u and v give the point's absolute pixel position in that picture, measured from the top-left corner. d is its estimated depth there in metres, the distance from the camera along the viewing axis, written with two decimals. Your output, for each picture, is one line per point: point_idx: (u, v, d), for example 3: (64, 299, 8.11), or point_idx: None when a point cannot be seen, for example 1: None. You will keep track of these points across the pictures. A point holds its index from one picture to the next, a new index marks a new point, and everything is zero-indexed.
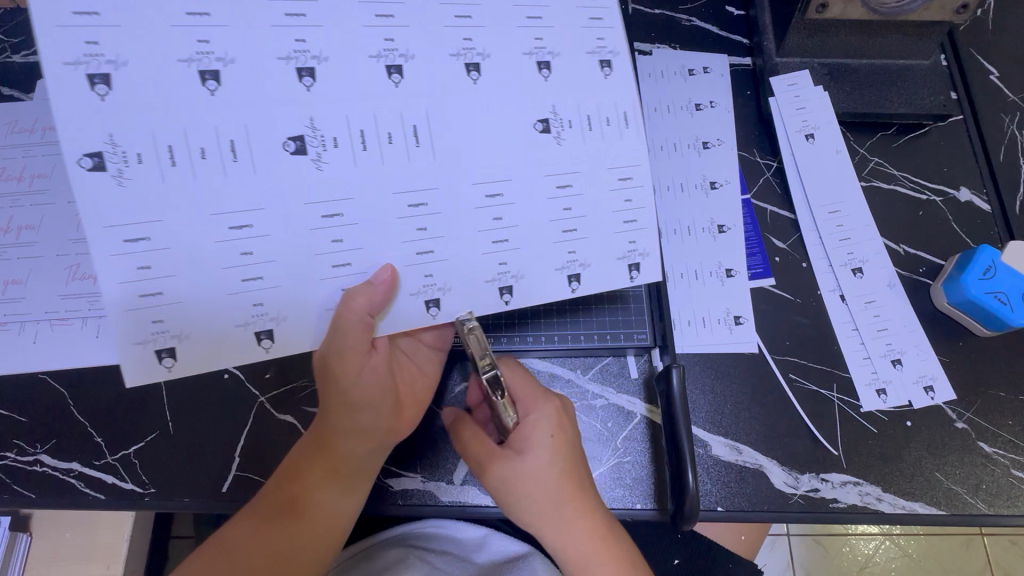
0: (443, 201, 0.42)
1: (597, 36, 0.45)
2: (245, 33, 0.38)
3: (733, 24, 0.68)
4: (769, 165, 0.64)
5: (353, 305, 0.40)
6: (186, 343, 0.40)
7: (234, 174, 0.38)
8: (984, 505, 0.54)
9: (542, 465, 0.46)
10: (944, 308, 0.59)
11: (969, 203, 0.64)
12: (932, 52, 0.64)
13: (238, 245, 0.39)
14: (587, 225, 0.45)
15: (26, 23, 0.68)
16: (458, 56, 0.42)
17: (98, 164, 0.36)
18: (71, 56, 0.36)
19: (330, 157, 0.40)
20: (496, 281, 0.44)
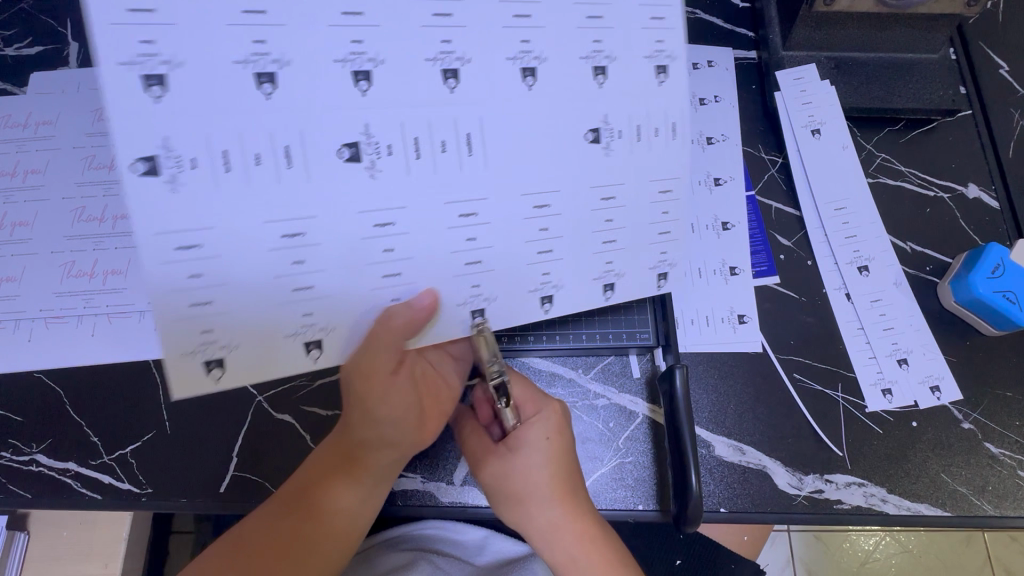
0: (492, 211, 0.41)
1: (653, 39, 0.43)
2: (283, 28, 0.35)
3: (739, 17, 0.67)
4: (774, 161, 0.63)
5: (394, 326, 0.40)
6: (239, 353, 0.37)
7: (287, 180, 0.36)
8: (990, 506, 0.54)
9: (536, 466, 0.46)
10: (950, 307, 0.58)
11: (977, 200, 0.63)
12: (940, 45, 0.63)
13: (291, 254, 0.37)
14: (623, 235, 0.45)
15: (19, 15, 0.67)
16: (514, 60, 0.39)
17: (151, 169, 0.34)
18: (126, 56, 0.33)
19: (384, 165, 0.38)
20: (537, 291, 0.44)
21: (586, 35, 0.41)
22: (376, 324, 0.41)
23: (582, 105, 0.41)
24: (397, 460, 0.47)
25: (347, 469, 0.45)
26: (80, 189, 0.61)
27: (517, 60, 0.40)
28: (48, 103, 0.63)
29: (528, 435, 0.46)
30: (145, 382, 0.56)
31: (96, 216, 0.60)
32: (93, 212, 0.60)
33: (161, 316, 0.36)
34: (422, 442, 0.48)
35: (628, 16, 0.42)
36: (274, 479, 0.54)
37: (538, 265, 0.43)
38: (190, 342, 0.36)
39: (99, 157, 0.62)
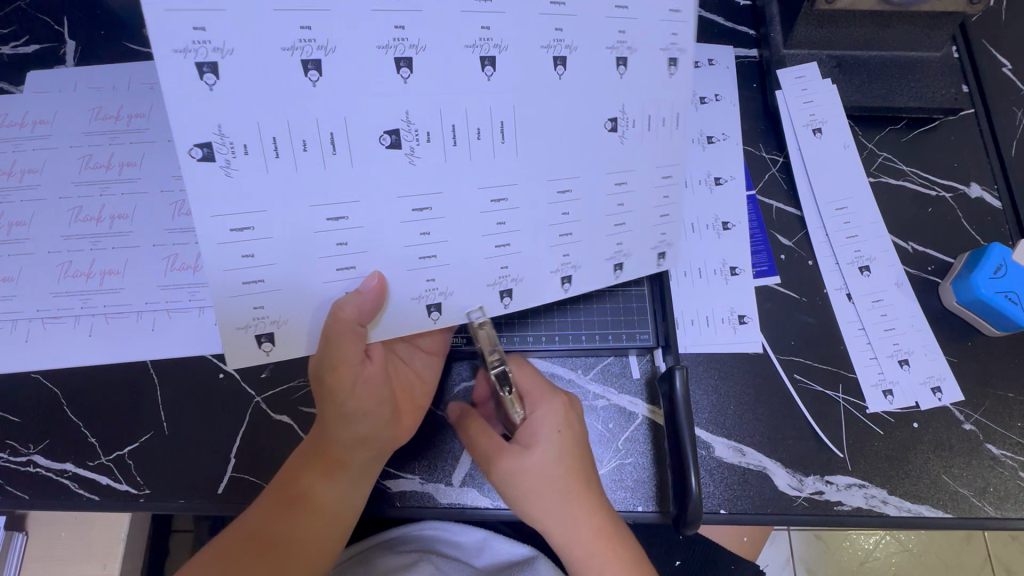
0: (523, 196, 0.44)
1: (618, 30, 0.44)
2: (227, 14, 0.36)
3: (739, 14, 0.67)
4: (775, 160, 0.62)
5: (344, 315, 0.41)
6: (285, 327, 0.42)
7: (336, 165, 0.40)
8: (991, 508, 0.53)
9: (549, 459, 0.45)
10: (952, 307, 0.58)
11: (979, 199, 0.63)
12: (942, 44, 0.62)
13: (335, 236, 0.41)
14: (581, 229, 0.46)
15: (16, 13, 0.67)
16: (548, 49, 0.42)
17: (207, 155, 0.37)
18: (180, 43, 0.35)
19: (424, 151, 0.41)
20: (559, 272, 0.47)
21: (613, 28, 0.44)
22: (416, 302, 0.44)
23: (603, 96, 0.44)
24: (375, 454, 0.47)
25: (323, 463, 0.46)
26: (77, 189, 0.60)
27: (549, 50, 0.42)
28: (45, 101, 0.63)
29: (542, 427, 0.46)
30: (142, 383, 0.56)
31: (93, 215, 0.60)
32: (90, 211, 0.60)
33: (220, 293, 0.40)
34: (398, 437, 0.49)
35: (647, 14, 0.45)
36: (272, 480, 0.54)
37: (557, 247, 0.46)
38: (243, 317, 0.41)
39: (96, 157, 0.61)
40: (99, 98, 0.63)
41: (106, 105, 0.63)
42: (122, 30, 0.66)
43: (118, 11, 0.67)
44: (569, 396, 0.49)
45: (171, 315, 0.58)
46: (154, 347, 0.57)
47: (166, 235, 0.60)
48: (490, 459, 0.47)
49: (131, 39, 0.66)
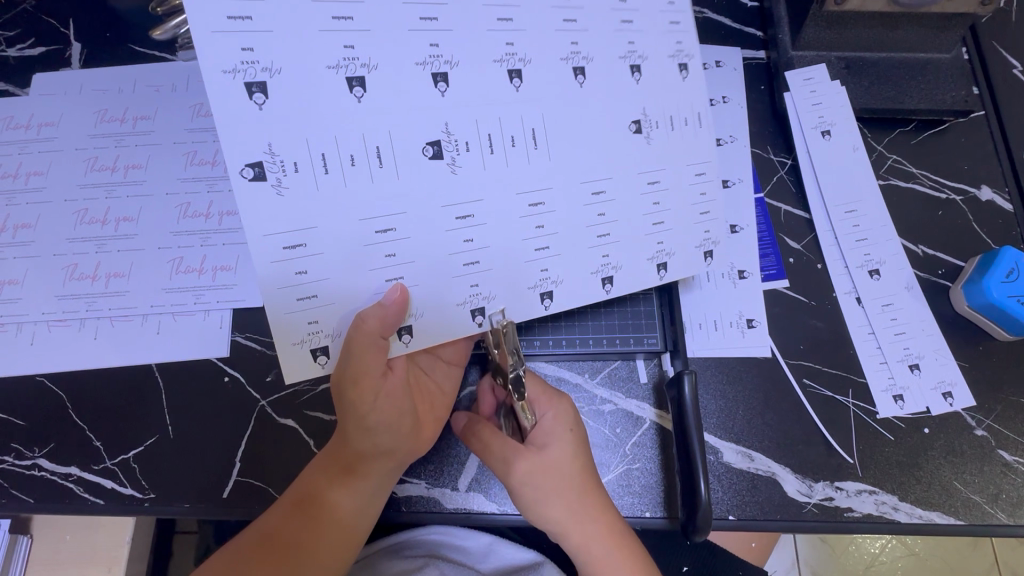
0: (557, 199, 0.46)
1: (628, 41, 0.48)
2: (273, 34, 0.39)
3: (746, 16, 0.66)
4: (783, 163, 0.62)
5: (367, 327, 0.42)
6: (339, 341, 0.44)
7: (382, 178, 0.42)
8: (1003, 515, 0.53)
9: (563, 460, 0.46)
10: (963, 312, 0.57)
11: (990, 202, 0.62)
12: (953, 45, 0.62)
13: (383, 248, 0.43)
14: (618, 231, 0.49)
15: (22, 16, 0.67)
16: (567, 60, 0.46)
17: (258, 175, 0.39)
18: (228, 65, 0.38)
19: (464, 160, 0.43)
20: (599, 272, 0.49)
21: (622, 39, 0.48)
22: (459, 307, 0.45)
23: (621, 103, 0.48)
24: (394, 465, 0.47)
25: (341, 466, 0.45)
26: (82, 191, 0.60)
27: (568, 61, 0.46)
28: (50, 103, 0.63)
29: (555, 426, 0.47)
30: (147, 387, 0.56)
31: (99, 218, 0.60)
32: (96, 214, 0.60)
33: (275, 311, 0.42)
34: (415, 451, 0.48)
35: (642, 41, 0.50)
36: (277, 484, 0.53)
37: (597, 249, 0.48)
38: (300, 332, 0.43)
39: (102, 159, 0.61)
40: (104, 100, 0.63)
41: (111, 107, 0.63)
42: (128, 32, 0.66)
43: (124, 13, 0.67)
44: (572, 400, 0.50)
45: (176, 318, 0.57)
46: (159, 350, 0.56)
47: (172, 237, 0.59)
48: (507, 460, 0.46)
49: (136, 42, 0.66)
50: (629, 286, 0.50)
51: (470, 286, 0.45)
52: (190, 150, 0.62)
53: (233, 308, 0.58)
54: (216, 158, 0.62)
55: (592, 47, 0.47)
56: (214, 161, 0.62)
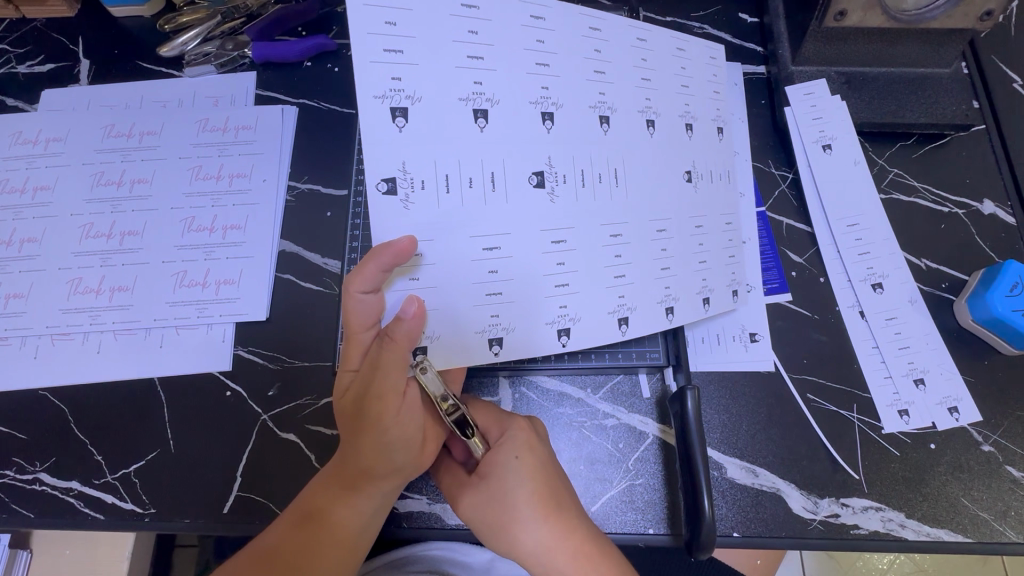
0: (634, 233, 0.48)
1: (686, 104, 0.53)
2: (418, 68, 0.41)
3: (745, 35, 0.68)
4: (784, 176, 0.62)
5: (397, 340, 0.42)
6: (437, 345, 0.43)
7: (492, 205, 0.43)
8: (1012, 533, 0.51)
9: (512, 486, 0.44)
10: (968, 326, 0.57)
11: (993, 216, 0.62)
12: (954, 59, 0.62)
13: (487, 264, 0.43)
14: (677, 263, 0.50)
15: (31, 32, 0.68)
16: (641, 112, 0.50)
17: (391, 189, 0.40)
18: (380, 90, 0.40)
19: (562, 192, 0.45)
20: (663, 301, 0.50)
21: (681, 100, 0.52)
22: (549, 327, 0.45)
23: (641, 138, 0.49)
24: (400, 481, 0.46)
25: (344, 482, 0.44)
26: (88, 206, 0.61)
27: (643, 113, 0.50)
28: (58, 120, 0.64)
29: (498, 455, 0.45)
30: (149, 402, 0.56)
31: (103, 232, 0.60)
32: (101, 228, 0.60)
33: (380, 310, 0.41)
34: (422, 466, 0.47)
35: (669, 80, 0.52)
36: (277, 499, 0.53)
37: (659, 277, 0.50)
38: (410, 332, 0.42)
39: (108, 173, 0.62)
40: (111, 115, 0.64)
41: (118, 122, 0.64)
42: (136, 49, 0.67)
43: (133, 31, 0.68)
44: (532, 422, 0.49)
45: (179, 331, 0.58)
46: (161, 364, 0.57)
47: (176, 252, 0.60)
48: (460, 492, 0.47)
49: (144, 58, 0.67)
50: (687, 317, 0.51)
51: (558, 308, 0.45)
52: (195, 165, 0.62)
53: (236, 322, 0.58)
54: (220, 173, 0.62)
55: (660, 103, 0.51)
56: (218, 175, 0.62)
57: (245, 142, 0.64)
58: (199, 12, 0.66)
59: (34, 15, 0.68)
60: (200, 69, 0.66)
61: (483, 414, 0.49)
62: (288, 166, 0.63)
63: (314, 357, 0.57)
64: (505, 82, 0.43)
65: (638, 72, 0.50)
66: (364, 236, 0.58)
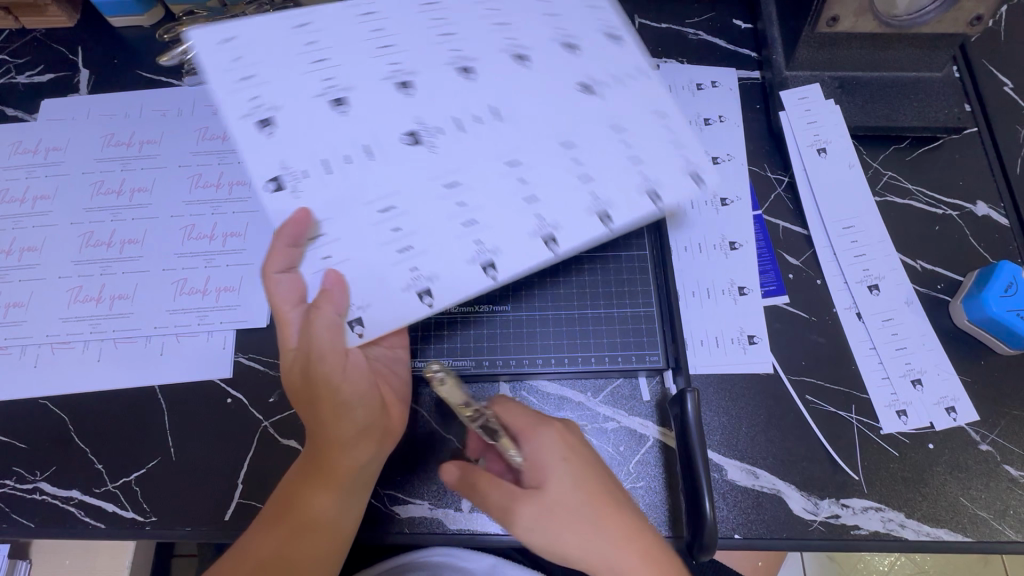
0: (533, 155, 0.43)
1: (557, 27, 0.49)
2: (284, 78, 0.43)
3: (739, 41, 0.69)
4: (781, 180, 0.63)
5: (320, 306, 0.40)
6: (372, 311, 0.40)
7: (371, 169, 0.42)
8: (1012, 532, 0.52)
9: (565, 488, 0.44)
10: (964, 326, 0.57)
11: (986, 217, 0.62)
12: (945, 63, 0.63)
13: (389, 222, 0.41)
14: (602, 169, 0.43)
15: (32, 43, 0.69)
16: (505, 50, 0.47)
17: (279, 186, 0.40)
18: (244, 111, 0.42)
19: (443, 142, 0.43)
20: (597, 207, 0.42)
21: (552, 25, 0.49)
22: (471, 262, 0.41)
23: (551, 74, 0.46)
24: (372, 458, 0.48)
25: (319, 474, 0.46)
26: (88, 214, 0.61)
27: (450, 63, 0.46)
28: (59, 130, 0.64)
29: (546, 458, 0.45)
30: (149, 410, 0.56)
31: (104, 240, 0.60)
32: (101, 237, 0.60)
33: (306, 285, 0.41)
34: (388, 436, 0.49)
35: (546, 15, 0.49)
36: None
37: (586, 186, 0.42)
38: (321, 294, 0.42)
39: (109, 182, 0.62)
40: (111, 125, 0.64)
41: (118, 131, 0.64)
42: (136, 59, 0.68)
43: (133, 41, 0.69)
44: (563, 423, 0.48)
45: (179, 338, 0.58)
46: (161, 372, 0.57)
47: (176, 259, 0.60)
48: (509, 504, 0.44)
49: (144, 67, 0.68)
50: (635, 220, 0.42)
51: (474, 242, 0.41)
52: (195, 173, 0.63)
53: (236, 329, 0.58)
54: (220, 181, 0.63)
55: (530, 39, 0.48)
56: (218, 183, 0.62)
57: None
58: (198, 22, 0.67)
59: (35, 26, 0.69)
60: (200, 78, 0.66)
61: (517, 417, 0.47)
62: None
63: None
64: (375, 61, 0.45)
65: (545, 14, 0.49)
66: None
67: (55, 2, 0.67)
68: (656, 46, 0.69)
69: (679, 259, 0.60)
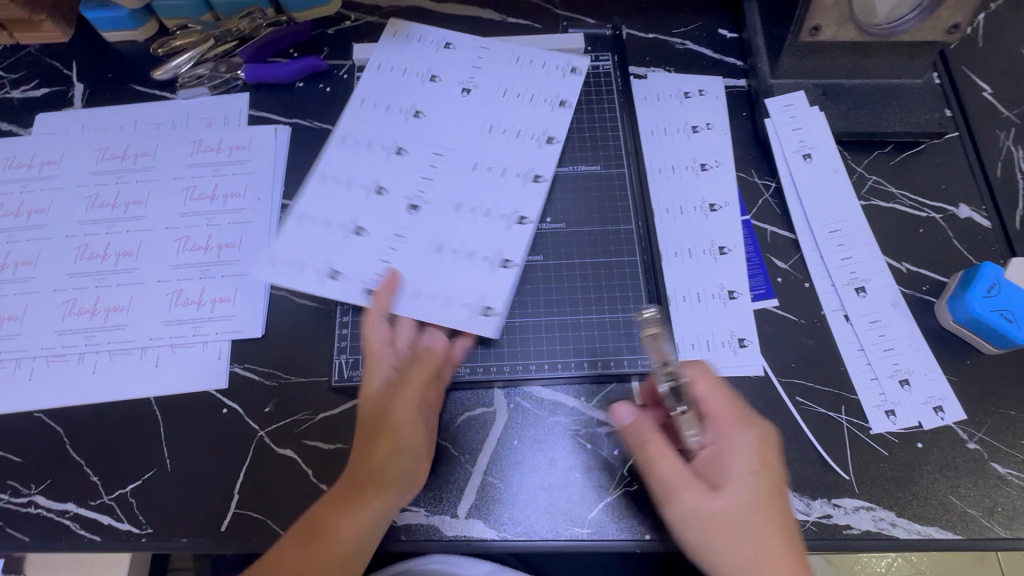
0: (487, 144, 0.63)
1: (439, 49, 0.68)
2: (335, 188, 0.61)
3: (725, 49, 0.70)
4: (768, 185, 0.64)
5: (423, 361, 0.51)
6: (462, 300, 0.56)
7: (399, 218, 0.59)
8: (1001, 529, 0.52)
9: (743, 497, 0.43)
10: (950, 327, 0.58)
11: (969, 220, 0.63)
12: (925, 70, 0.65)
13: (433, 242, 0.58)
14: (524, 123, 0.64)
15: (26, 58, 0.69)
16: (419, 78, 0.66)
17: (332, 276, 0.57)
18: (296, 239, 0.58)
19: (438, 160, 0.62)
20: (542, 138, 0.63)
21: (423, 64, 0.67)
22: (510, 219, 0.59)
23: (428, 102, 0.65)
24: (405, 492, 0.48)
25: (351, 496, 0.46)
26: (83, 228, 0.61)
27: (423, 81, 0.66)
28: (53, 144, 0.65)
29: (732, 463, 0.44)
30: (145, 421, 0.56)
31: (99, 253, 0.61)
32: (96, 249, 0.61)
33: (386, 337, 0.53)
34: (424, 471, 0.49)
35: (412, 52, 0.68)
36: (274, 516, 0.53)
37: (534, 138, 0.63)
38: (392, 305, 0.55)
39: (103, 195, 0.63)
40: (106, 139, 0.65)
41: (113, 145, 0.65)
42: (130, 73, 0.69)
43: (127, 56, 0.69)
44: (763, 430, 0.47)
45: (175, 349, 0.58)
46: (156, 383, 0.57)
47: (171, 271, 0.60)
48: (670, 487, 0.45)
49: (138, 81, 0.68)
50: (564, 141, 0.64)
51: (502, 215, 0.59)
52: (190, 185, 0.63)
53: (231, 339, 0.58)
54: (215, 193, 0.63)
55: (424, 63, 0.67)
56: (213, 195, 0.63)
57: (239, 161, 0.65)
58: (192, 36, 0.68)
59: (29, 42, 0.70)
60: (194, 90, 0.68)
61: (722, 407, 0.47)
62: (281, 184, 0.64)
63: (310, 372, 0.58)
64: (358, 136, 0.63)
65: (420, 51, 0.68)
66: None
67: (49, 18, 0.68)
68: (644, 56, 0.70)
69: (668, 264, 0.61)
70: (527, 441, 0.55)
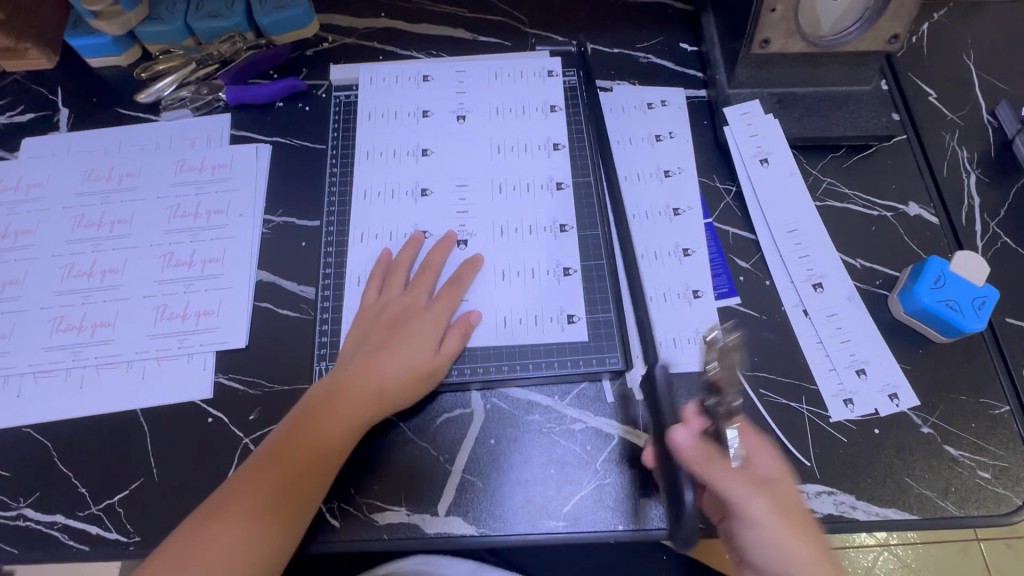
0: (507, 163, 0.67)
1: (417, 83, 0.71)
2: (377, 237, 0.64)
3: (686, 62, 0.74)
4: (728, 190, 0.68)
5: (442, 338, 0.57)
6: (524, 320, 0.60)
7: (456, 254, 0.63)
8: (955, 507, 0.55)
9: (789, 493, 0.48)
10: (903, 319, 0.61)
11: (918, 216, 0.67)
12: (872, 77, 0.69)
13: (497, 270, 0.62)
14: (540, 132, 0.68)
15: (13, 85, 0.72)
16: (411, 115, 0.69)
17: None
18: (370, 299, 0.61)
19: (466, 190, 0.66)
20: (547, 146, 0.67)
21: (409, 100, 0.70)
22: (552, 230, 0.64)
23: (430, 137, 0.68)
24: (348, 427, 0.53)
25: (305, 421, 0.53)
26: (70, 246, 0.63)
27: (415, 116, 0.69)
28: (40, 166, 0.67)
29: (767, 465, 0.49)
30: (132, 432, 0.57)
31: (86, 271, 0.62)
32: (82, 267, 0.63)
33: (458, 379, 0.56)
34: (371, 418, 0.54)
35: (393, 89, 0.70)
36: None
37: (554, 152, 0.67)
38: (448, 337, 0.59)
39: (89, 215, 0.65)
40: (91, 160, 0.67)
41: (98, 165, 0.67)
42: (114, 97, 0.71)
43: (111, 80, 0.72)
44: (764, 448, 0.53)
45: (160, 362, 0.60)
46: (143, 395, 0.58)
47: (155, 286, 0.62)
48: (739, 498, 0.45)
49: (122, 104, 0.71)
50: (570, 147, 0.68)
51: (546, 228, 0.64)
52: (174, 203, 0.65)
53: (215, 350, 0.60)
54: (199, 211, 0.65)
55: (417, 101, 0.70)
56: (197, 212, 0.65)
57: (222, 179, 0.67)
58: (175, 60, 0.71)
59: (15, 69, 0.72)
60: (177, 112, 0.70)
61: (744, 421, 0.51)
62: (263, 200, 0.67)
63: (292, 380, 0.59)
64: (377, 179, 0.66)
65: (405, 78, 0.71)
66: (336, 264, 0.63)
67: (35, 46, 0.70)
68: (610, 70, 0.74)
69: None
70: (504, 439, 0.57)
